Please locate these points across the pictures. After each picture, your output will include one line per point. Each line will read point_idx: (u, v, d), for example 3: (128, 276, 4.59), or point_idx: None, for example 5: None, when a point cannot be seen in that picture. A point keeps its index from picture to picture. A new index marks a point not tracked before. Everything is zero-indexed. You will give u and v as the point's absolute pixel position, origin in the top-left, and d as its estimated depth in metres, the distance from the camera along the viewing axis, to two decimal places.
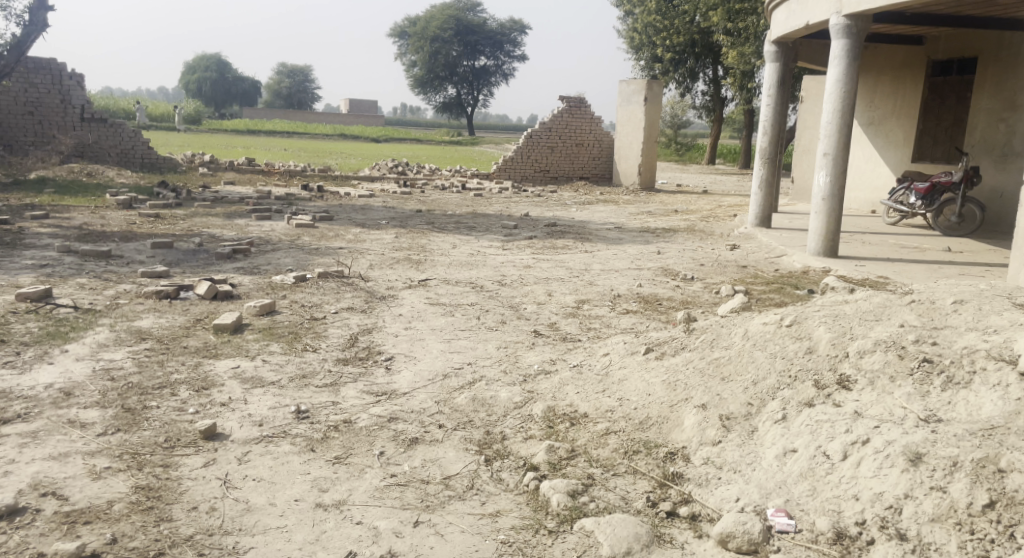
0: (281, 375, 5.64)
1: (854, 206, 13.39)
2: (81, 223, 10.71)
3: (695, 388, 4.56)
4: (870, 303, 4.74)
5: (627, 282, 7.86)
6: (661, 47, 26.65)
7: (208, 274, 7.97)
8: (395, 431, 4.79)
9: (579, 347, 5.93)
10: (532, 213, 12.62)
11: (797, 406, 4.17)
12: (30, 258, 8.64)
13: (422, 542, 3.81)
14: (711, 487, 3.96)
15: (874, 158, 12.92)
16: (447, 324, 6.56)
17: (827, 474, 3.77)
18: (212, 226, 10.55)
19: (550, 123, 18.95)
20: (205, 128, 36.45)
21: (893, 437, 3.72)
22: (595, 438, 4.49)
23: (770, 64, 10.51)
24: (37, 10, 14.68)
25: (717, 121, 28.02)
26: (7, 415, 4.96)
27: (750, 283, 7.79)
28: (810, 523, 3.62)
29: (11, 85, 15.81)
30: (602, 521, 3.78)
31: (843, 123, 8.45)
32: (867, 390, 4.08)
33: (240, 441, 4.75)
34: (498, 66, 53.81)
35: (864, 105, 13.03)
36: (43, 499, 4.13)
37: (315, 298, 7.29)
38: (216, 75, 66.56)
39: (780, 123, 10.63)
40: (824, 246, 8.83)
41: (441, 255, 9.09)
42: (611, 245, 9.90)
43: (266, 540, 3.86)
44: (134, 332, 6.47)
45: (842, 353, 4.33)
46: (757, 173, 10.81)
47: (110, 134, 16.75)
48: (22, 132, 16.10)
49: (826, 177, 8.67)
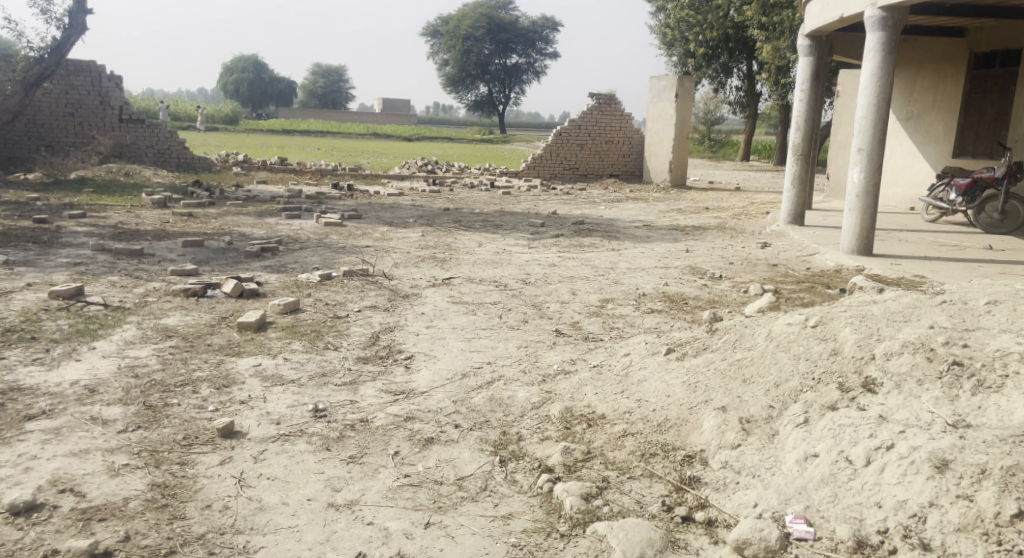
0: (301, 373, 5.62)
1: (892, 203, 13.08)
2: (117, 221, 10.88)
3: (715, 390, 4.43)
4: (900, 303, 4.60)
5: (653, 280, 7.73)
6: (694, 42, 26.37)
7: (236, 272, 8.02)
8: (411, 431, 4.74)
9: (599, 347, 5.82)
10: (560, 211, 12.53)
11: (820, 409, 4.03)
12: (65, 256, 8.80)
13: (432, 544, 3.75)
14: (729, 492, 3.84)
15: (913, 154, 12.60)
16: (469, 322, 6.51)
17: (849, 480, 3.63)
18: (243, 224, 10.64)
19: (580, 121, 18.82)
20: (241, 127, 36.91)
21: (919, 442, 3.58)
22: (612, 440, 4.39)
23: (805, 58, 10.28)
24: (76, 13, 14.96)
25: (752, 117, 27.64)
26: (32, 411, 5.02)
27: (780, 282, 7.61)
28: (830, 531, 3.49)
29: (52, 87, 16.14)
30: (615, 526, 3.68)
31: (879, 118, 8.23)
32: (893, 393, 3.93)
33: (257, 440, 4.74)
34: (530, 63, 53.77)
35: (903, 100, 12.71)
36: (62, 495, 4.15)
37: (339, 296, 7.27)
38: (254, 75, 67.59)
39: (813, 119, 10.41)
40: (857, 243, 8.61)
41: (467, 253, 9.05)
42: (638, 243, 9.77)
43: (276, 540, 3.83)
44: (160, 330, 6.52)
45: (868, 355, 4.19)
46: (789, 170, 10.59)
47: (147, 136, 17.05)
48: (63, 133, 16.41)
49: (860, 173, 8.44)
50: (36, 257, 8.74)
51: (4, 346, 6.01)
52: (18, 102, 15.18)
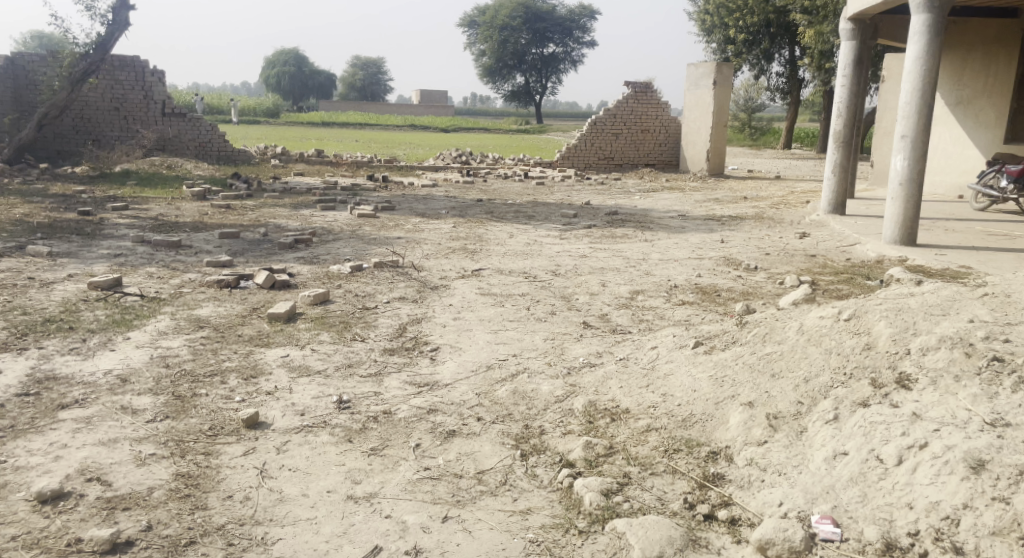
0: (327, 364, 5.62)
1: (938, 190, 12.72)
2: (158, 213, 11.03)
3: (742, 385, 4.30)
4: (938, 296, 4.42)
5: (686, 272, 7.58)
6: (734, 28, 25.95)
7: (269, 263, 8.07)
8: (433, 423, 4.70)
9: (627, 340, 5.72)
10: (594, 202, 12.41)
11: (851, 405, 3.89)
12: (107, 248, 8.94)
13: (449, 538, 3.70)
14: (754, 490, 3.73)
15: (962, 140, 12.22)
16: (496, 314, 6.45)
17: (879, 479, 3.50)
18: (279, 216, 10.71)
19: (615, 110, 18.60)
20: (282, 120, 37.25)
21: (954, 442, 3.43)
22: (635, 435, 4.29)
23: (846, 43, 10.00)
24: (119, 9, 15.19)
25: (794, 104, 27.11)
26: (65, 400, 5.08)
27: (817, 274, 7.41)
28: (858, 532, 3.36)
29: (99, 82, 16.46)
30: (634, 523, 3.59)
31: (923, 103, 7.95)
32: (929, 390, 3.77)
33: (281, 431, 4.73)
34: (567, 52, 53.28)
35: (951, 85, 12.30)
36: (88, 484, 4.18)
37: (369, 288, 7.26)
38: (294, 69, 68.37)
39: (855, 106, 10.14)
40: (900, 232, 8.36)
41: (497, 244, 8.99)
42: (672, 234, 9.61)
43: (295, 532, 3.81)
44: (193, 320, 6.57)
45: (903, 350, 4.03)
46: (830, 157, 10.38)
47: (189, 129, 17.31)
48: (109, 127, 16.73)
49: (903, 161, 8.17)
50: (79, 248, 8.88)
51: (42, 336, 6.11)
52: (65, 97, 15.60)
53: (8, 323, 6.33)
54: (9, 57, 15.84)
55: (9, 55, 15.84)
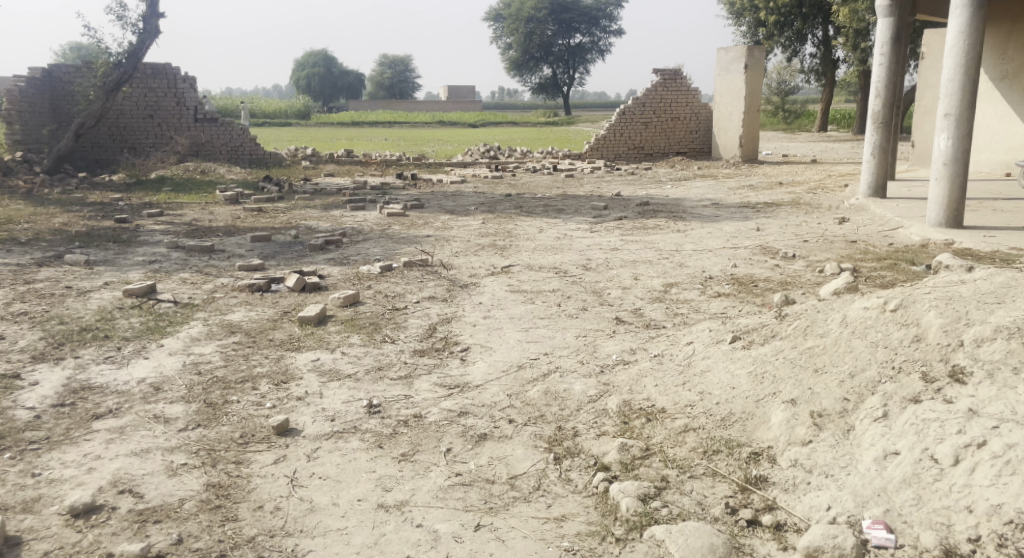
0: (357, 367, 5.54)
1: (985, 168, 12.32)
2: (192, 218, 11.08)
3: (784, 382, 4.12)
4: (992, 283, 4.20)
5: (721, 262, 7.39)
6: (764, 10, 25.45)
7: (300, 266, 8.02)
8: (464, 427, 4.59)
9: (662, 335, 5.59)
10: (624, 193, 12.22)
11: (901, 402, 3.70)
12: (141, 255, 8.95)
13: (482, 548, 3.58)
14: (799, 493, 3.57)
15: (1009, 116, 11.82)
16: (527, 312, 6.34)
17: (935, 481, 3.32)
18: (309, 218, 10.69)
19: (645, 98, 18.36)
20: (314, 122, 37.64)
21: (1015, 439, 3.25)
22: (672, 436, 4.15)
23: (883, 19, 9.71)
24: (149, 18, 15.32)
25: (829, 85, 26.57)
26: (100, 410, 5.05)
27: (860, 260, 7.16)
28: (913, 538, 3.20)
29: (132, 91, 16.70)
30: (674, 530, 3.45)
31: (968, 78, 7.62)
32: (985, 384, 3.58)
33: (312, 437, 4.64)
34: (594, 42, 52.71)
35: (997, 58, 11.89)
36: (121, 496, 4.11)
37: (398, 288, 7.18)
38: (324, 70, 68.91)
39: (894, 84, 9.84)
40: (947, 214, 8.07)
41: (527, 239, 8.89)
42: (706, 223, 9.38)
43: (325, 543, 3.70)
44: (225, 326, 6.51)
45: (955, 342, 3.82)
46: (869, 139, 10.10)
47: (220, 133, 17.39)
48: (143, 134, 16.98)
49: (947, 140, 7.85)
50: (114, 256, 8.92)
51: (79, 345, 6.11)
52: (101, 107, 15.84)
53: (46, 333, 6.34)
54: (47, 68, 16.11)
55: (47, 68, 16.11)
